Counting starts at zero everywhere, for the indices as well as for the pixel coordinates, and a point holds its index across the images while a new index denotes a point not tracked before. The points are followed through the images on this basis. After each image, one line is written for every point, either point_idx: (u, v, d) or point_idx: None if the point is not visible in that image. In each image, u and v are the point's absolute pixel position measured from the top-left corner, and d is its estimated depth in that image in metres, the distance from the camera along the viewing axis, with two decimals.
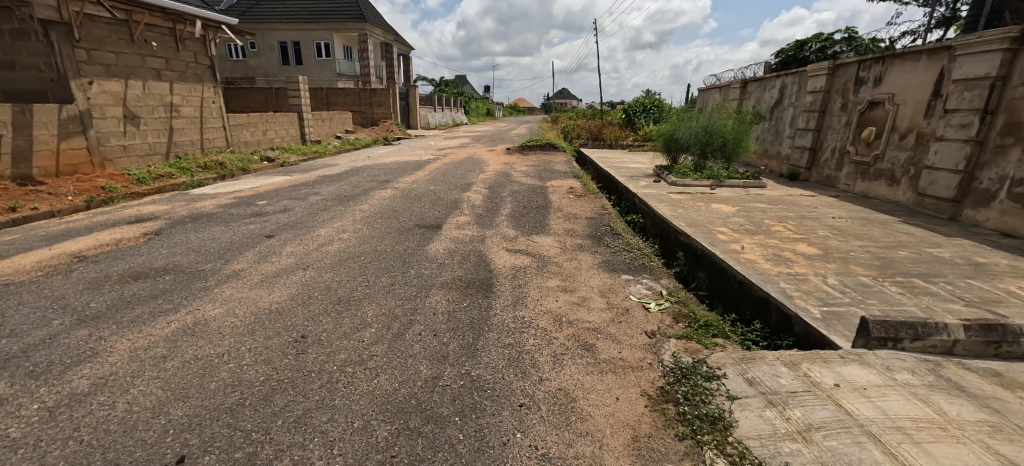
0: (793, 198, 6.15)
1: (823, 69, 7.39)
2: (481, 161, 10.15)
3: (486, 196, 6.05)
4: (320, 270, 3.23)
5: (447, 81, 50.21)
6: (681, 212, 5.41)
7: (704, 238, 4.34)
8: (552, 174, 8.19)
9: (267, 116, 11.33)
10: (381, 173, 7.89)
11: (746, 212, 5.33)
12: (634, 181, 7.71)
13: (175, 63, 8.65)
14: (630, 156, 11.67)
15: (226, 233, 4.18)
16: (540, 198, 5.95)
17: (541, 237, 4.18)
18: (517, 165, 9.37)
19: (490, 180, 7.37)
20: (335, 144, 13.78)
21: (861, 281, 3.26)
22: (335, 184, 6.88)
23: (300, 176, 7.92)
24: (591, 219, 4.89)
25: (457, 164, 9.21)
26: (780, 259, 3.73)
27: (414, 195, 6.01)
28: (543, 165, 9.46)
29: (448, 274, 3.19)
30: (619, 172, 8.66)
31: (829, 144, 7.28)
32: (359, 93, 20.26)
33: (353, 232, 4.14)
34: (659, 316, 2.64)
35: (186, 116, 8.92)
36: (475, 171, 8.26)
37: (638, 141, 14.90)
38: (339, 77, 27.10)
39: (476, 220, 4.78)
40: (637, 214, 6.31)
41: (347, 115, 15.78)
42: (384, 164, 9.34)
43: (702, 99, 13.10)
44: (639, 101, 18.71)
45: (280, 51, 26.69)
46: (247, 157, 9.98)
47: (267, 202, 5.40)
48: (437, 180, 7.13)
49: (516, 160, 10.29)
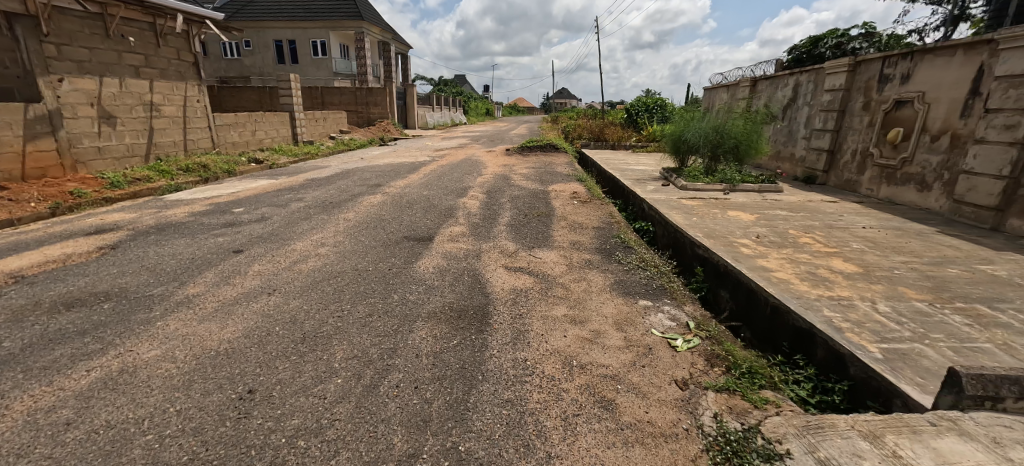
0: (815, 205, 5.69)
1: (843, 66, 6.93)
2: (479, 162, 9.68)
3: (484, 202, 5.59)
4: (288, 295, 2.77)
5: (446, 81, 49.73)
6: (696, 221, 4.96)
7: (727, 252, 3.88)
8: (554, 177, 7.73)
9: (257, 116, 10.86)
10: (373, 177, 7.42)
11: (767, 221, 4.88)
12: (641, 185, 7.26)
13: (155, 60, 8.18)
14: (634, 158, 11.22)
15: (190, 247, 3.72)
16: (542, 205, 5.49)
17: (544, 252, 3.72)
18: (517, 167, 8.90)
19: (489, 183, 6.90)
20: (329, 145, 13.31)
21: (916, 308, 2.81)
22: (322, 188, 6.41)
23: (287, 180, 7.46)
24: (598, 230, 4.43)
25: (454, 167, 8.75)
26: (816, 279, 3.28)
27: (406, 201, 5.55)
28: (544, 167, 9.00)
29: (437, 300, 2.73)
30: (625, 176, 8.20)
31: (849, 146, 6.82)
32: (355, 92, 19.79)
33: (333, 247, 3.68)
34: (689, 358, 2.18)
35: (168, 116, 8.46)
36: (473, 174, 7.81)
37: (641, 141, 14.43)
38: (336, 76, 26.63)
39: (473, 230, 4.32)
40: (646, 222, 5.85)
41: (341, 115, 15.30)
42: (377, 166, 8.87)
43: (709, 98, 12.64)
44: (642, 101, 18.22)
45: (275, 49, 26.21)
46: (233, 159, 9.51)
47: (244, 210, 4.94)
48: (431, 184, 6.66)
49: (516, 162, 9.82)
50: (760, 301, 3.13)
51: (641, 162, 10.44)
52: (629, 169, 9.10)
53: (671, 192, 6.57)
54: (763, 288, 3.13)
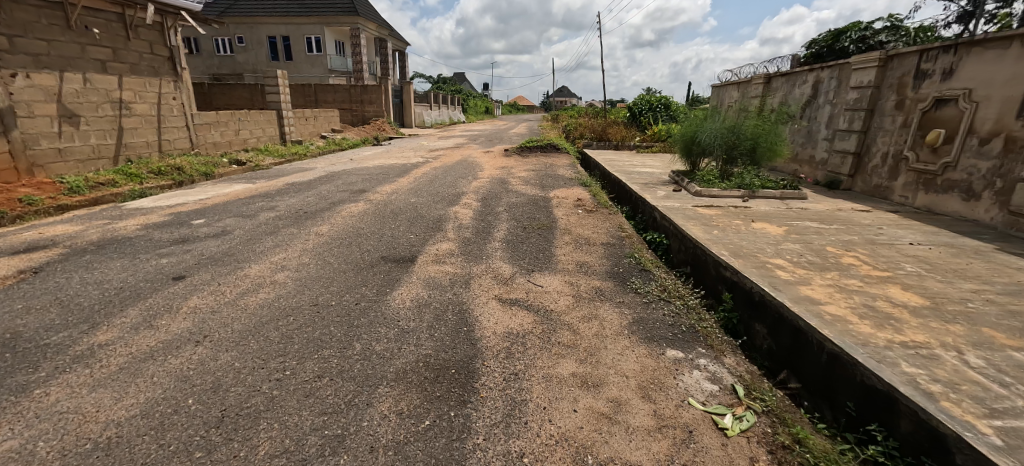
0: (848, 215, 5.11)
1: (873, 61, 6.32)
2: (476, 164, 9.07)
3: (478, 212, 4.99)
4: (219, 345, 2.17)
5: (445, 79, 49.06)
6: (718, 235, 4.37)
7: (761, 277, 3.29)
8: (556, 181, 7.13)
9: (240, 114, 10.25)
10: (359, 181, 6.81)
11: (799, 236, 4.29)
12: (651, 190, 6.66)
13: (125, 54, 7.57)
14: (640, 159, 10.61)
15: (125, 272, 3.13)
16: (543, 214, 4.90)
17: (545, 277, 3.13)
18: (516, 169, 8.29)
19: (485, 189, 6.30)
20: (319, 144, 12.69)
21: (1017, 361, 2.22)
22: (301, 194, 5.81)
23: (265, 183, 6.86)
24: (608, 247, 3.84)
25: (448, 169, 8.15)
26: (877, 315, 2.70)
27: (390, 210, 4.95)
28: (545, 170, 8.40)
29: (409, 352, 2.14)
30: (632, 179, 7.60)
31: (879, 149, 6.23)
32: (349, 90, 19.17)
33: (294, 271, 3.09)
34: (747, 450, 1.59)
35: (140, 115, 7.85)
36: (468, 178, 7.21)
37: (646, 141, 13.81)
38: (331, 73, 25.98)
39: (463, 248, 3.73)
40: (659, 233, 5.26)
41: (333, 113, 14.68)
42: (366, 169, 8.27)
43: (718, 96, 12.03)
44: (645, 99, 17.59)
45: (269, 46, 25.56)
46: (213, 161, 8.90)
47: (204, 222, 4.34)
48: (422, 190, 6.06)
49: (515, 163, 9.21)
50: (811, 344, 2.56)
51: (647, 164, 9.83)
52: (636, 172, 8.50)
53: (684, 199, 5.98)
54: (817, 329, 2.53)
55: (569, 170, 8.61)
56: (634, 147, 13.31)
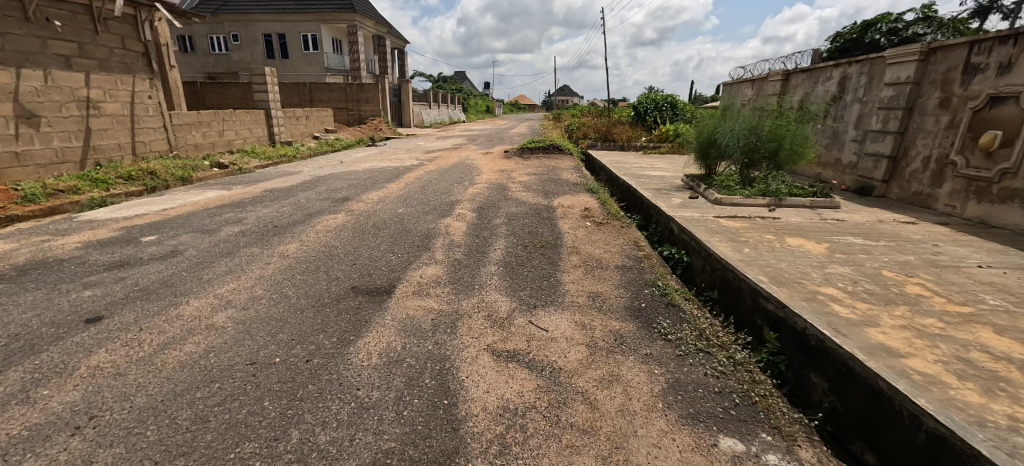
0: (894, 229, 4.49)
1: (912, 55, 5.70)
2: (474, 167, 8.47)
3: (473, 225, 4.39)
4: (107, 434, 1.58)
5: (446, 78, 48.46)
6: (751, 254, 3.75)
7: (816, 314, 2.68)
8: (560, 187, 6.52)
9: (224, 114, 9.66)
10: (344, 187, 6.22)
11: (845, 256, 3.68)
12: (665, 197, 6.05)
13: (92, 49, 7.00)
14: (648, 161, 9.99)
15: (34, 309, 2.54)
16: (547, 228, 4.30)
17: (551, 316, 2.53)
18: (516, 173, 7.68)
19: (482, 196, 5.70)
20: (310, 145, 12.11)
21: None
22: (277, 203, 5.21)
23: (241, 189, 6.27)
24: (624, 271, 3.24)
25: (443, 173, 7.54)
26: (979, 375, 2.10)
27: (373, 223, 4.35)
28: (548, 174, 7.78)
29: (365, 445, 1.55)
30: (644, 185, 6.97)
31: (919, 152, 5.61)
32: (345, 89, 18.58)
33: (240, 310, 2.49)
34: None
35: (111, 115, 7.26)
36: (464, 183, 6.61)
37: (653, 142, 13.18)
38: (328, 71, 25.40)
39: (452, 273, 3.12)
40: (678, 248, 4.65)
41: (326, 112, 14.08)
42: (355, 173, 7.67)
43: (730, 94, 11.39)
44: (650, 98, 16.94)
45: (265, 44, 25.01)
46: (193, 164, 8.30)
47: (156, 240, 3.76)
48: (412, 198, 5.45)
49: (516, 166, 8.59)
50: (896, 414, 1.97)
51: (657, 167, 9.21)
52: (646, 176, 7.89)
53: (704, 208, 5.36)
54: (907, 396, 1.93)
55: (574, 174, 7.99)
56: (641, 148, 12.67)
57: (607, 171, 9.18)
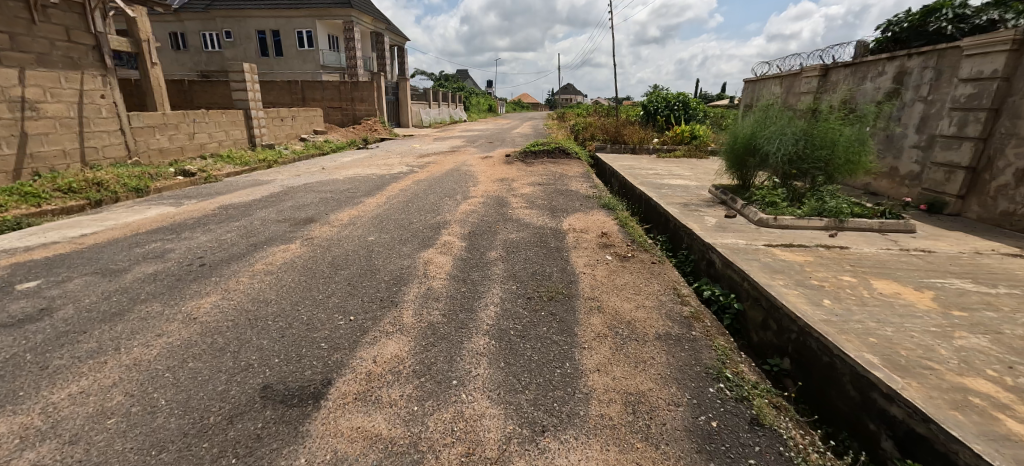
0: (1004, 266, 3.48)
1: (1001, 44, 4.66)
2: (471, 174, 7.47)
3: (462, 259, 3.39)
4: None
5: (447, 77, 47.53)
6: (836, 310, 2.74)
7: (988, 441, 1.69)
8: (570, 202, 5.52)
9: (195, 114, 8.72)
10: (314, 202, 5.25)
11: (968, 315, 2.68)
12: (695, 216, 5.04)
13: (29, 42, 6.06)
14: (665, 167, 8.97)
15: None
16: (556, 265, 3.31)
17: (571, 454, 1.55)
18: (518, 183, 6.68)
19: (477, 215, 4.71)
20: (295, 148, 11.17)
21: None
22: (224, 226, 4.25)
23: (193, 205, 5.32)
24: (672, 348, 2.24)
25: (435, 182, 6.59)
26: None
27: (331, 258, 3.36)
28: (555, 183, 6.79)
29: None
30: (667, 199, 5.95)
31: (1009, 164, 4.58)
32: (339, 87, 17.63)
33: (56, 452, 1.51)
34: None
35: (52, 117, 6.32)
36: (456, 196, 5.63)
37: (667, 143, 12.13)
38: (324, 69, 24.46)
39: (421, 354, 2.14)
40: (723, 289, 3.64)
41: (316, 112, 13.12)
42: (334, 182, 6.70)
43: (754, 92, 10.32)
44: (661, 96, 15.83)
45: (259, 42, 24.14)
46: (153, 172, 7.37)
47: (34, 289, 2.82)
48: (390, 219, 4.46)
49: (519, 174, 7.59)
50: None
51: (677, 174, 8.18)
52: (667, 187, 6.87)
53: (749, 233, 4.35)
54: None
55: (583, 183, 6.99)
56: (654, 151, 11.63)
57: (621, 179, 8.20)
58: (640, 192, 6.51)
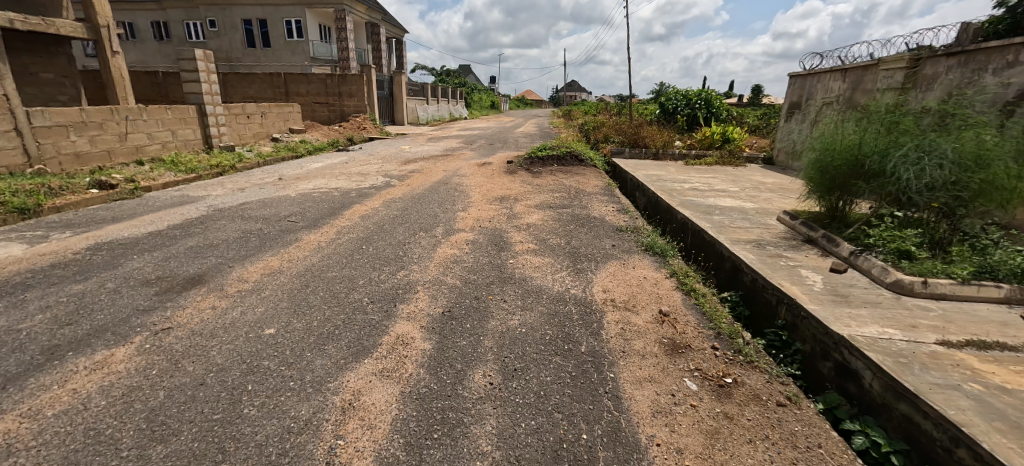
0: None
1: None
2: (462, 189, 5.84)
3: (417, 397, 1.76)
4: None
5: (449, 72, 45.82)
6: None
7: None
8: (596, 238, 3.90)
9: (127, 110, 7.13)
10: (231, 239, 3.66)
11: None
12: (785, 269, 3.41)
13: None
14: (703, 180, 7.33)
15: None
16: (601, 416, 1.69)
17: None
18: (523, 204, 5.06)
19: (461, 267, 3.09)
20: (262, 150, 9.59)
21: None
22: (57, 292, 2.67)
23: (62, 241, 3.74)
24: None
25: (415, 202, 5.00)
26: None
27: (166, 392, 1.75)
28: (571, 204, 5.16)
29: None
30: (728, 233, 4.32)
31: None
32: (325, 80, 16.04)
33: None
34: None
35: None
36: (435, 228, 4.02)
37: (694, 147, 10.48)
38: (314, 62, 22.83)
39: None
40: (892, 436, 2.02)
41: (292, 108, 11.49)
42: (282, 200, 5.09)
43: (806, 88, 8.65)
44: (682, 94, 14.15)
45: (245, 32, 22.55)
46: (57, 182, 5.76)
47: None
48: (325, 277, 2.86)
49: (524, 189, 5.97)
50: None
51: (721, 190, 6.56)
52: (717, 210, 5.24)
53: (891, 310, 2.73)
54: None
55: (609, 204, 5.34)
56: (680, 157, 9.97)
57: (651, 194, 6.53)
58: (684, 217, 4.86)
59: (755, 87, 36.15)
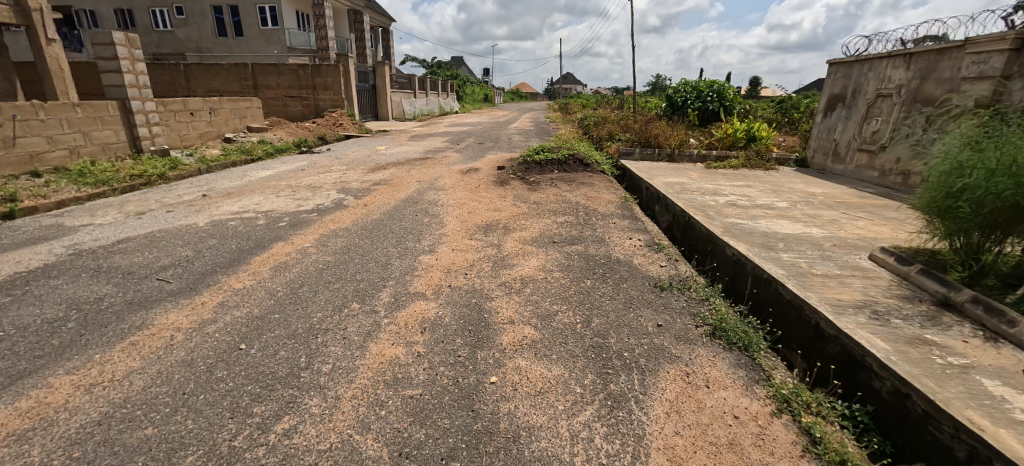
0: None
1: None
2: (437, 210, 4.39)
3: None
4: None
5: (440, 63, 43.99)
6: None
7: None
8: (628, 306, 2.50)
9: (14, 108, 5.65)
10: (37, 327, 2.23)
11: None
12: (951, 376, 2.04)
13: None
14: (738, 191, 5.96)
15: None
16: None
17: None
18: (515, 237, 3.64)
19: (401, 400, 1.69)
20: (208, 153, 8.10)
21: None
22: None
23: None
24: None
25: (366, 235, 3.57)
26: None
27: None
28: (582, 236, 3.75)
29: None
30: (817, 287, 2.95)
31: None
32: (297, 71, 14.47)
33: None
34: None
35: None
36: (379, 290, 2.61)
37: (713, 147, 9.12)
38: (292, 52, 21.14)
39: None
40: None
41: (251, 102, 9.97)
42: (180, 235, 3.64)
43: (853, 76, 7.27)
44: (692, 85, 12.74)
45: (215, 20, 20.77)
46: None
47: None
48: (121, 447, 1.46)
49: (518, 209, 4.53)
50: None
51: (767, 206, 5.16)
52: (780, 242, 3.86)
53: None
54: None
55: (634, 232, 3.93)
56: (699, 159, 8.58)
57: (677, 211, 5.14)
58: (738, 254, 3.49)
59: (753, 79, 34.90)
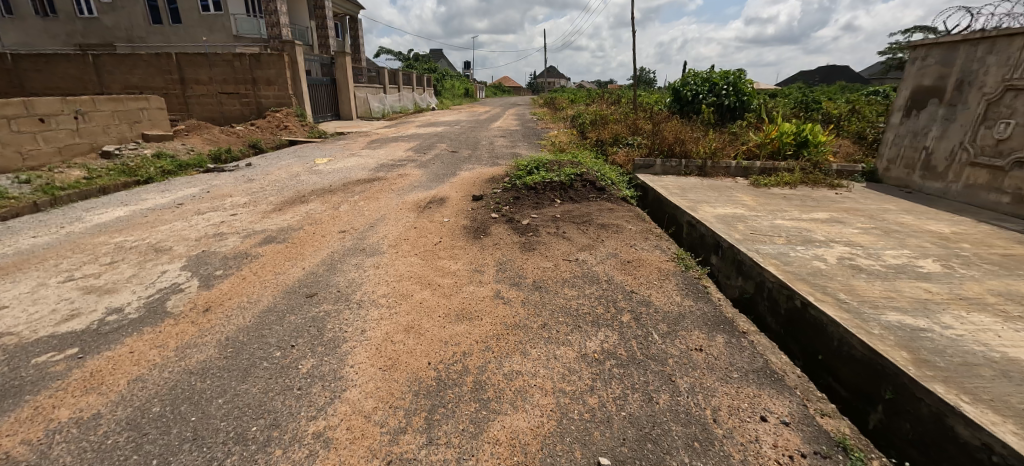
0: None
1: None
2: (346, 319, 2.22)
3: None
4: None
5: (418, 56, 41.23)
6: None
7: None
8: None
9: None
10: None
11: None
12: None
13: None
14: (835, 234, 3.94)
15: None
16: None
17: None
18: (497, 439, 1.48)
19: None
20: (68, 175, 5.77)
21: None
22: None
23: None
24: None
25: (121, 459, 1.40)
26: None
27: None
28: (653, 419, 1.61)
29: None
30: None
31: None
32: (232, 62, 11.96)
33: None
34: None
35: None
36: None
37: (751, 155, 7.13)
38: (239, 41, 18.53)
39: None
40: None
41: (147, 101, 7.57)
42: None
43: (958, 62, 5.32)
44: (703, 76, 10.75)
45: (148, 4, 17.94)
46: None
47: None
48: None
49: (502, 306, 2.37)
50: None
51: (913, 271, 3.14)
52: None
53: None
54: None
55: (753, 385, 1.82)
56: (739, 173, 6.58)
57: (760, 273, 2.88)
58: None
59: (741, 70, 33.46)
